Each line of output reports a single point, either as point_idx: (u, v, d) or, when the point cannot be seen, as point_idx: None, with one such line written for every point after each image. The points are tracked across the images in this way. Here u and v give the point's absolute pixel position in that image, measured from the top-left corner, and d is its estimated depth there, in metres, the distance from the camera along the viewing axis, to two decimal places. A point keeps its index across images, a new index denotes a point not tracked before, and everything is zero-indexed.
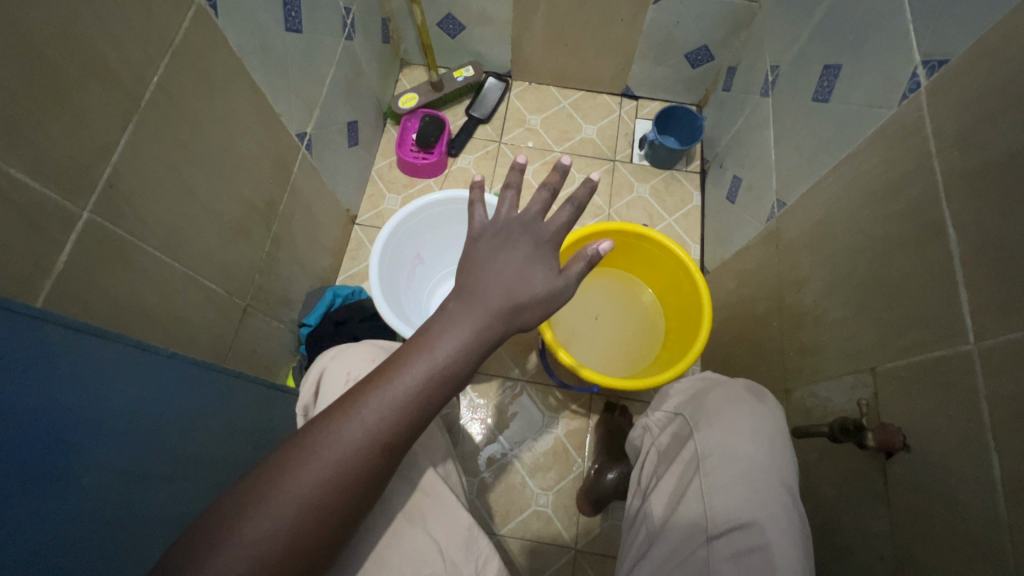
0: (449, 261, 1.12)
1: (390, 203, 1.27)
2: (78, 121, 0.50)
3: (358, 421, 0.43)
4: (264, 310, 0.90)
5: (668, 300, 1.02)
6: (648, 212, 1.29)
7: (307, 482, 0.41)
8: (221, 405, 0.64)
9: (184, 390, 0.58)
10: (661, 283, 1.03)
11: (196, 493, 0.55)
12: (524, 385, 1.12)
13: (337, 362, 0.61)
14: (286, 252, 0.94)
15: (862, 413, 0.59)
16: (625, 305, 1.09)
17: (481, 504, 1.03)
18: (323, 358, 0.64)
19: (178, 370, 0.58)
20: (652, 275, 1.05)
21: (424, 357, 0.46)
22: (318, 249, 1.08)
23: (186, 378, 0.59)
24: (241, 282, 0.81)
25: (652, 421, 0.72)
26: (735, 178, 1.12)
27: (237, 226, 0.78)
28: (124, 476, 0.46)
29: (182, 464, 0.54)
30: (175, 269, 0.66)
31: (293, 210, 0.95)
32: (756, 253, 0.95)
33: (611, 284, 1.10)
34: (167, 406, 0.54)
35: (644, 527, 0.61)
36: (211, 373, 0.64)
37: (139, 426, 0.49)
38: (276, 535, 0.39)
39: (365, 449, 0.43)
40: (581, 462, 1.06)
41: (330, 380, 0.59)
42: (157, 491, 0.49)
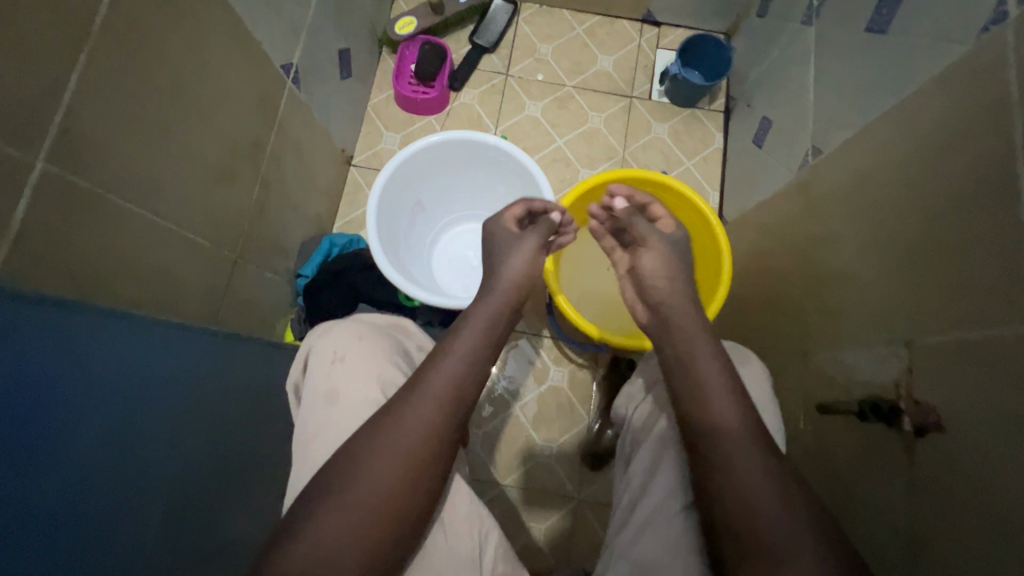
0: (455, 207, 1.05)
1: (388, 142, 1.18)
2: (13, 51, 0.42)
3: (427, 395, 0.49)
4: (256, 261, 0.84)
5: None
6: (665, 155, 1.20)
7: (384, 475, 0.45)
8: (226, 371, 0.63)
9: (171, 350, 0.54)
10: None
11: (194, 463, 0.53)
12: (528, 339, 1.09)
13: (326, 342, 0.56)
14: (276, 198, 0.87)
15: (899, 394, 0.55)
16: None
17: (484, 455, 1.03)
18: (313, 334, 0.59)
19: (161, 331, 0.54)
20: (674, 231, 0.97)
21: (464, 337, 0.54)
22: (312, 194, 1.01)
23: (170, 343, 0.55)
24: (229, 234, 0.75)
25: (634, 390, 0.70)
26: (765, 119, 1.02)
27: (221, 173, 0.71)
28: (112, 444, 0.43)
29: (175, 433, 0.51)
30: (152, 221, 0.60)
31: (282, 152, 0.87)
32: (783, 204, 0.89)
33: None
34: (153, 373, 0.50)
35: (625, 495, 0.61)
36: (207, 338, 0.62)
37: (126, 392, 0.46)
38: (378, 498, 0.45)
39: (437, 415, 0.49)
40: (586, 417, 1.05)
41: (317, 360, 0.55)
42: (153, 453, 0.47)
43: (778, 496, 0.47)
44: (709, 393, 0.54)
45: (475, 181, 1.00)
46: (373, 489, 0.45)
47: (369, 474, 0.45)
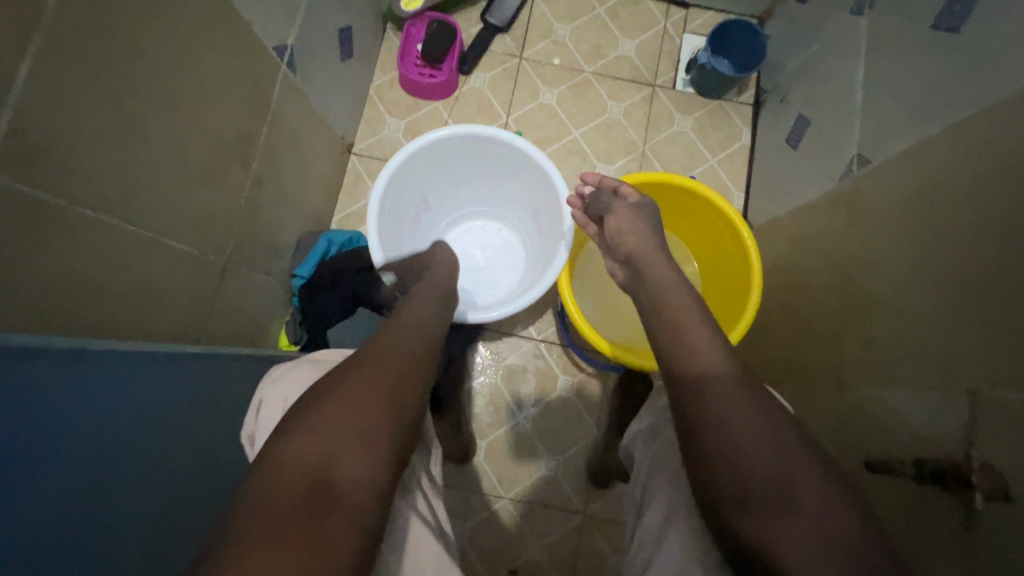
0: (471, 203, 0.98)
1: (391, 130, 1.10)
2: None
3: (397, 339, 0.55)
4: (247, 264, 0.78)
5: (715, 272, 0.88)
6: (689, 151, 1.12)
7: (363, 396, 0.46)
8: (193, 397, 0.58)
9: (131, 383, 0.49)
10: (710, 254, 0.88)
11: (140, 513, 0.47)
12: (537, 346, 1.03)
13: (278, 386, 0.57)
14: (269, 194, 0.80)
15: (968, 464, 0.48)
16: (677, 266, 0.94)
17: (488, 467, 0.99)
18: (264, 382, 0.61)
19: (119, 362, 0.49)
20: (701, 244, 0.90)
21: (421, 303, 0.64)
22: (309, 187, 0.94)
23: (120, 378, 0.49)
24: (216, 237, 0.69)
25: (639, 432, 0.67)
26: (802, 118, 0.94)
27: (207, 172, 0.64)
28: (59, 505, 0.39)
29: (120, 483, 0.45)
30: (124, 231, 0.53)
31: (276, 144, 0.79)
32: (821, 214, 0.81)
33: None
34: (98, 419, 0.44)
35: (641, 552, 0.54)
36: (167, 363, 0.56)
37: (76, 440, 0.41)
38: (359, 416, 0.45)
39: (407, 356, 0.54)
40: (594, 430, 1.00)
41: (267, 410, 0.55)
42: (107, 505, 0.43)
43: (743, 412, 0.47)
44: (669, 343, 0.55)
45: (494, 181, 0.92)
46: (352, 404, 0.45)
47: (351, 401, 0.46)
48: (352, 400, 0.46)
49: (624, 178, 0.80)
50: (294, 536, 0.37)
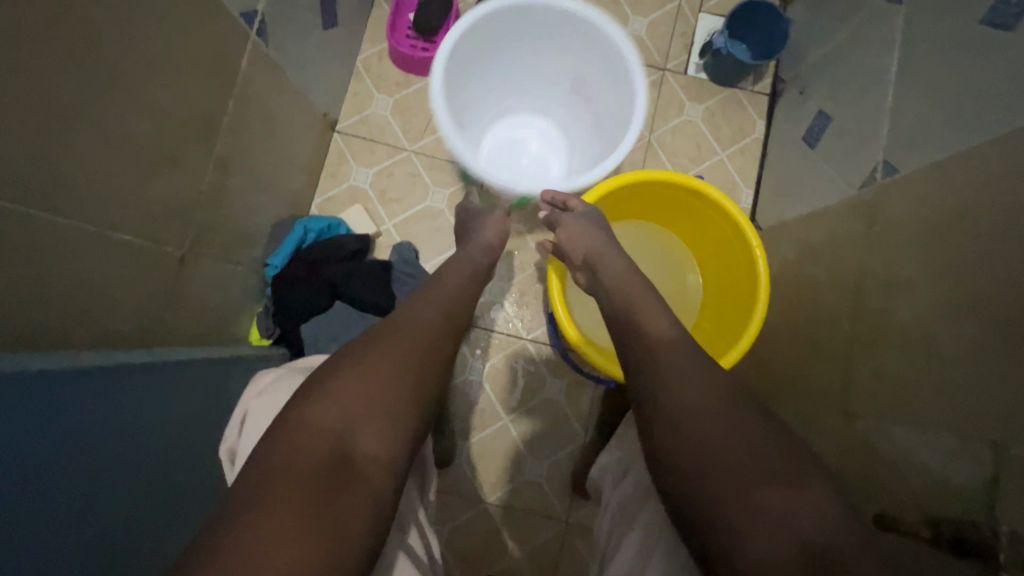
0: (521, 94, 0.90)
1: (378, 106, 1.02)
2: None
3: (424, 304, 0.54)
4: (211, 253, 0.71)
5: (718, 286, 0.82)
6: (697, 142, 1.04)
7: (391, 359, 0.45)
8: (146, 413, 0.52)
9: (77, 404, 0.44)
10: (716, 266, 0.82)
11: (83, 546, 0.42)
12: (525, 345, 0.98)
13: (267, 398, 0.51)
14: (237, 178, 0.73)
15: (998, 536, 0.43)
16: (677, 269, 0.88)
17: (469, 470, 0.95)
18: (253, 390, 0.55)
19: (64, 380, 0.44)
20: (708, 255, 0.83)
21: (452, 276, 0.62)
22: (285, 168, 0.86)
23: (63, 395, 0.43)
24: (173, 227, 0.62)
25: (608, 469, 0.65)
26: (823, 113, 0.87)
27: (161, 155, 0.57)
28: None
29: (60, 515, 0.40)
30: (61, 225, 0.47)
31: (244, 122, 0.71)
32: (837, 223, 0.75)
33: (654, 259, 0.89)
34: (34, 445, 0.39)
35: None
36: (120, 376, 0.51)
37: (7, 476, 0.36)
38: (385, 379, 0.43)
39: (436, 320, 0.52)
40: (581, 436, 0.96)
41: (251, 423, 0.50)
42: (43, 546, 0.38)
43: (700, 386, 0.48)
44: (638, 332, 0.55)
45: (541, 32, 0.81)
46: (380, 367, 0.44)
47: (374, 363, 0.44)
48: (377, 368, 0.43)
49: (625, 174, 0.73)
50: (310, 503, 0.34)
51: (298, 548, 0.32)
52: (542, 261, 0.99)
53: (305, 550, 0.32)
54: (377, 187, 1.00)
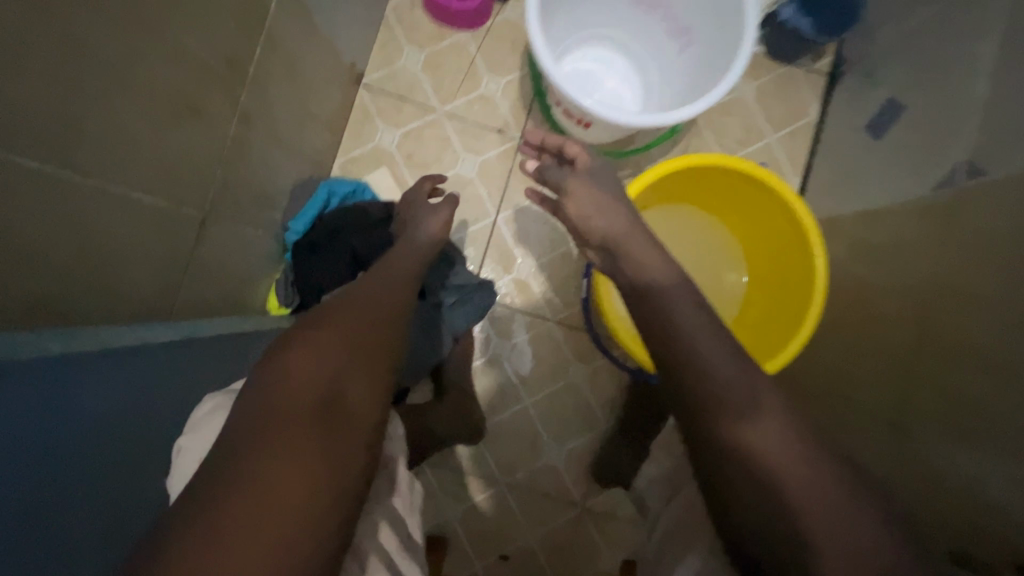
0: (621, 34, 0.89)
1: (408, 61, 0.94)
2: None
3: (383, 275, 0.56)
4: (232, 217, 0.66)
5: (768, 287, 0.77)
6: (746, 123, 0.98)
7: (359, 317, 0.46)
8: (164, 396, 0.48)
9: (71, 396, 0.40)
10: (767, 265, 0.77)
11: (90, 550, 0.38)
12: (551, 328, 0.94)
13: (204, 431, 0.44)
14: (260, 134, 0.66)
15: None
16: (723, 259, 0.83)
17: (486, 451, 0.93)
18: (187, 427, 0.47)
19: (52, 370, 0.39)
20: (759, 252, 0.78)
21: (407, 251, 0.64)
22: (309, 124, 0.79)
23: (46, 379, 0.38)
24: (195, 187, 0.56)
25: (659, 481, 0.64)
26: (892, 102, 0.80)
27: (184, 106, 0.51)
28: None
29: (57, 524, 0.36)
30: (73, 181, 0.41)
31: (270, 72, 0.64)
32: (902, 224, 0.70)
33: (696, 252, 0.84)
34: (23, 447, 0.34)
35: None
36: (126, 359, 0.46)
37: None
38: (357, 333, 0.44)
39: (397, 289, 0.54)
40: (603, 423, 0.94)
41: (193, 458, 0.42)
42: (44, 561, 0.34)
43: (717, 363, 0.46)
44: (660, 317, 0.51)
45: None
46: (349, 325, 0.44)
47: (344, 320, 0.45)
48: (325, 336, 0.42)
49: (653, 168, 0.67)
50: (305, 437, 0.36)
51: (284, 508, 0.32)
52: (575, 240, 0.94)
53: (290, 507, 0.33)
54: (403, 150, 0.94)
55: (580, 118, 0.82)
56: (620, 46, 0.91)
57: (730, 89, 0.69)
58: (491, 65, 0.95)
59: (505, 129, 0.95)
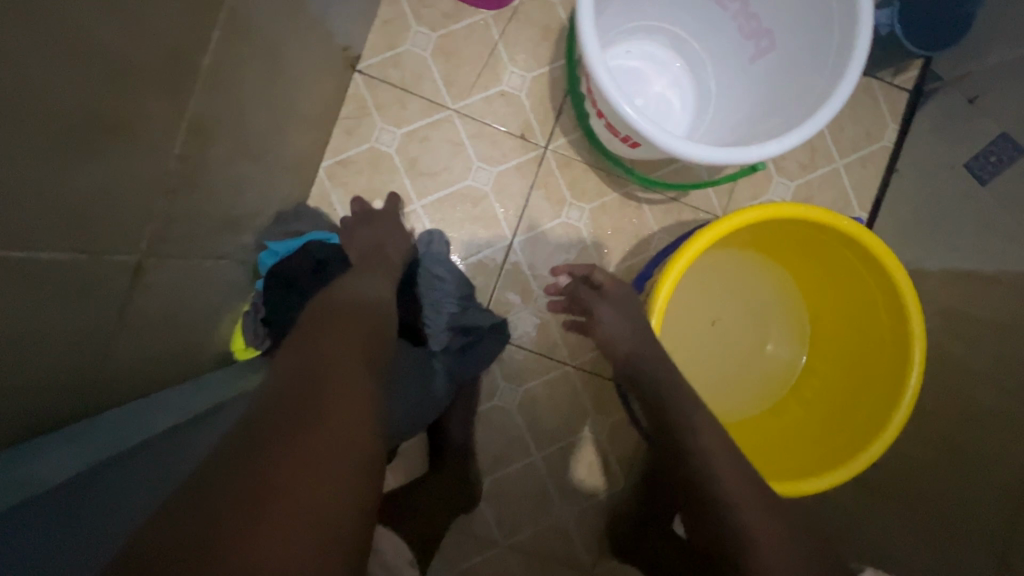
0: (690, 32, 0.73)
1: (416, 43, 0.77)
2: None
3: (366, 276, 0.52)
4: (182, 252, 0.51)
5: (838, 367, 0.64)
6: (812, 144, 0.83)
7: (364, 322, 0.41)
8: None
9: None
10: (841, 340, 0.65)
11: None
12: (568, 372, 0.82)
13: None
14: (223, 145, 0.51)
15: None
16: (779, 321, 0.70)
17: (486, 509, 0.81)
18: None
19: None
20: (834, 324, 0.66)
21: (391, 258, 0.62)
22: (289, 124, 0.63)
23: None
24: (123, 227, 0.41)
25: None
26: (1005, 138, 0.66)
27: (97, 123, 0.35)
28: None
29: None
30: None
31: (235, 64, 0.48)
32: None
33: (747, 314, 0.71)
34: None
35: None
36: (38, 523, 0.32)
37: None
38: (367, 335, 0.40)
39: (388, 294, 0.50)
40: (621, 483, 0.82)
41: None
42: None
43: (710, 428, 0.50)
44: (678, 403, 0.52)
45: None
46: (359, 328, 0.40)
47: (348, 324, 0.40)
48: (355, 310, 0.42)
49: (731, 216, 0.56)
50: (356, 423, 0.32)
51: (354, 454, 0.30)
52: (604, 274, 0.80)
53: (361, 453, 0.31)
54: (405, 155, 0.78)
55: (626, 137, 0.66)
56: (684, 46, 0.75)
57: (831, 118, 0.55)
58: (515, 54, 0.78)
59: (528, 134, 0.79)
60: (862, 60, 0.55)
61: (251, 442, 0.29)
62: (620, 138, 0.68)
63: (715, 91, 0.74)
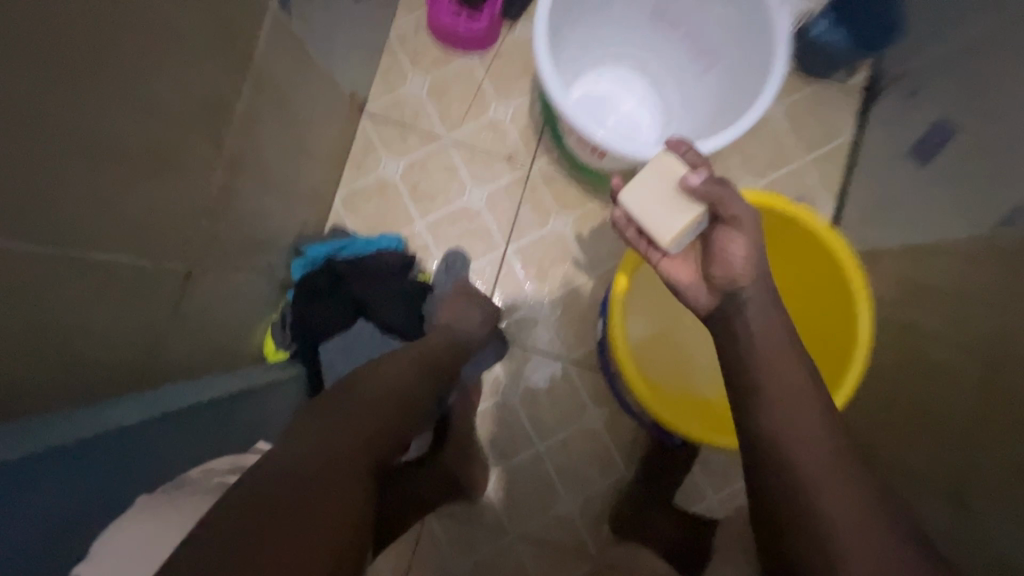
0: (648, 59, 0.84)
1: (414, 87, 0.90)
2: None
3: (389, 369, 0.57)
4: (222, 265, 0.62)
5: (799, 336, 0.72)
6: (777, 146, 0.90)
7: (349, 413, 0.48)
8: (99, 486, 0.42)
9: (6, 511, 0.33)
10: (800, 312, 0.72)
11: None
12: (565, 366, 0.89)
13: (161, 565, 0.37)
14: (252, 178, 0.63)
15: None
16: None
17: (495, 499, 0.87)
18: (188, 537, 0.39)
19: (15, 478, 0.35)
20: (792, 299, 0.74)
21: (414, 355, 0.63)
22: (306, 160, 0.75)
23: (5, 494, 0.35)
24: (174, 241, 0.52)
25: None
26: (942, 123, 0.73)
27: (156, 159, 0.47)
28: None
29: None
30: (25, 252, 0.38)
31: (261, 111, 0.60)
32: (959, 265, 0.62)
33: None
34: None
35: None
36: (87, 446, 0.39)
37: None
38: (348, 434, 0.45)
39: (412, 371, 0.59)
40: (622, 470, 0.87)
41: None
42: None
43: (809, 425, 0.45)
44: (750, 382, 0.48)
45: (718, 20, 0.72)
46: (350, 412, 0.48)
47: (330, 431, 0.44)
48: (404, 365, 0.59)
49: None
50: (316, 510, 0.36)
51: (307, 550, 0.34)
52: (591, 274, 0.89)
53: (326, 544, 0.36)
54: (408, 182, 0.89)
55: (593, 148, 0.76)
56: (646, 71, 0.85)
57: (761, 114, 0.63)
58: (500, 89, 0.90)
59: (515, 157, 0.90)
60: (784, 65, 0.64)
61: (249, 516, 0.33)
62: (589, 150, 0.77)
63: (676, 108, 0.84)
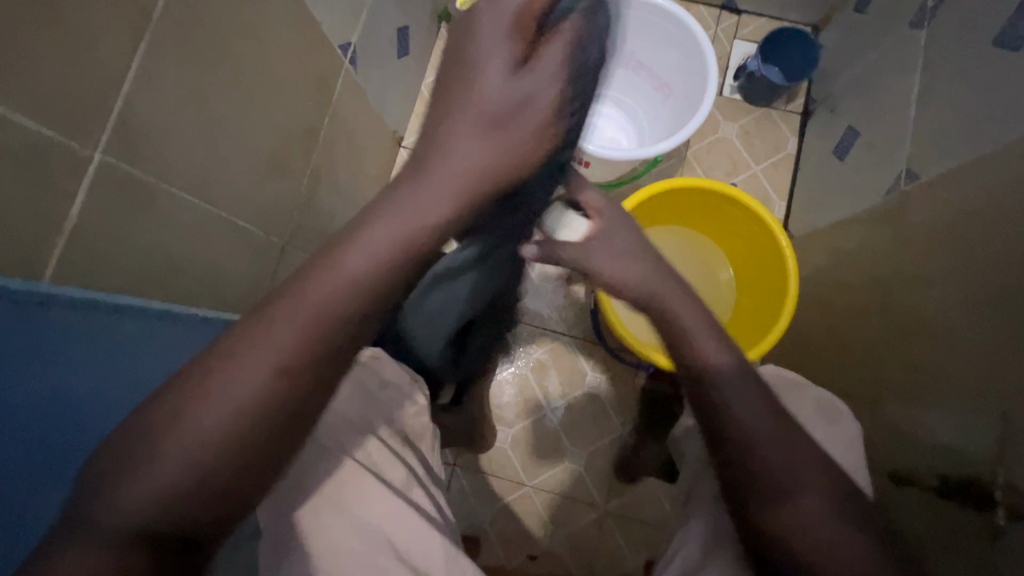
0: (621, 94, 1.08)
1: None
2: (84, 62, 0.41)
3: (356, 255, 0.32)
4: (303, 247, 0.84)
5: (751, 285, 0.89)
6: (733, 158, 1.11)
7: (236, 388, 0.30)
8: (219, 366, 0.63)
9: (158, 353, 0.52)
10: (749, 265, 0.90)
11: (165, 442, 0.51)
12: (567, 341, 1.06)
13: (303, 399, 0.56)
14: (325, 185, 0.85)
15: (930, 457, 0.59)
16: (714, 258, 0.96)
17: (512, 455, 1.02)
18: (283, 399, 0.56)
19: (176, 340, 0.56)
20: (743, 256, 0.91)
21: (403, 209, 0.34)
22: (360, 178, 0.99)
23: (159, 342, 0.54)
24: (278, 221, 0.74)
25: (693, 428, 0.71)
26: (852, 130, 0.93)
27: (274, 162, 0.70)
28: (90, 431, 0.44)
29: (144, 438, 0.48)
30: (208, 213, 0.59)
31: (334, 137, 0.84)
32: (862, 229, 0.81)
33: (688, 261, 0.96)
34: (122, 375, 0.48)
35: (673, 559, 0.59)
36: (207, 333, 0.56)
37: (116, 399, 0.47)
38: (202, 434, 0.28)
39: (383, 271, 0.32)
40: (619, 428, 1.02)
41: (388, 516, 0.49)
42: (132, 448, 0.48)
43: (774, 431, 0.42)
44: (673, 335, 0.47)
45: (668, 62, 0.96)
46: (222, 397, 0.29)
47: (235, 379, 0.30)
48: (274, 343, 0.30)
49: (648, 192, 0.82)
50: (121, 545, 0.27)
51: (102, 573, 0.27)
52: None
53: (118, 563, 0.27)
54: None
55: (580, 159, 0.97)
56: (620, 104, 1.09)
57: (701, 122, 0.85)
58: None
59: None
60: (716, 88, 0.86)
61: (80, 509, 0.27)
62: None
63: (645, 130, 1.06)
